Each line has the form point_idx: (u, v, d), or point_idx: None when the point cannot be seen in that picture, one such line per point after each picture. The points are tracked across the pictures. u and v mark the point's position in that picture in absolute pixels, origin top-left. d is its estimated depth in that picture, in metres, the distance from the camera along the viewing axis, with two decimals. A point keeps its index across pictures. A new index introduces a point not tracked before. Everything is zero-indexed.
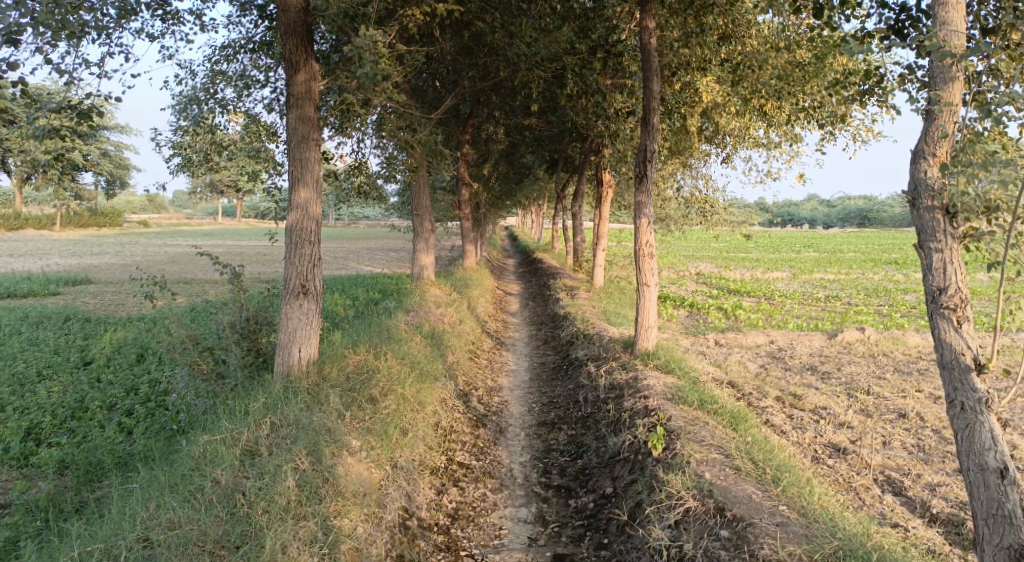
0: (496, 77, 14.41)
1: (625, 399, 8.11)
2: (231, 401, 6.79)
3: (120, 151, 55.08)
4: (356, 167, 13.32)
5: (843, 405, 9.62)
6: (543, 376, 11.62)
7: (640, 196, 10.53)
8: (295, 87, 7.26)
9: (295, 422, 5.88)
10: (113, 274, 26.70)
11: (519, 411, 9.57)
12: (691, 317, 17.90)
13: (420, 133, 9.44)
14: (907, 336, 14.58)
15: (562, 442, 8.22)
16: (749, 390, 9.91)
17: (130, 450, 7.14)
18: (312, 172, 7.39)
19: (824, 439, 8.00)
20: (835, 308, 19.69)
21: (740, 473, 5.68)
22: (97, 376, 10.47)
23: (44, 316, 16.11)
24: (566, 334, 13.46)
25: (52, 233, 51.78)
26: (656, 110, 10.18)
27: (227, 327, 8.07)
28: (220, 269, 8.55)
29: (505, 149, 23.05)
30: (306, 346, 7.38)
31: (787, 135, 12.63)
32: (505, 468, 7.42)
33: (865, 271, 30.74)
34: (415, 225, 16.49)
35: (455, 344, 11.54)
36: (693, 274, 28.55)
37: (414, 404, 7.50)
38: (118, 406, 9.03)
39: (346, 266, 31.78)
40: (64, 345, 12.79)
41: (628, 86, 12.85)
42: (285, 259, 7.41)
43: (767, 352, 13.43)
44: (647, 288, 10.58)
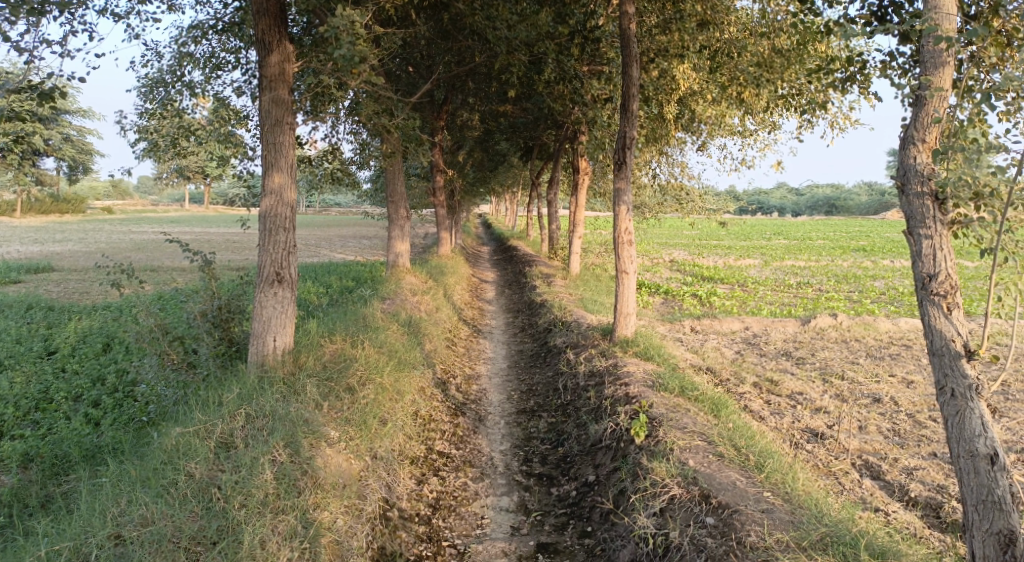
0: (473, 62, 14.22)
1: (605, 386, 8.07)
2: (204, 391, 6.59)
3: (82, 136, 53.66)
4: (329, 152, 13.07)
5: (819, 390, 9.71)
6: (521, 363, 11.56)
7: (619, 183, 10.46)
8: (269, 68, 7.02)
9: (271, 413, 5.72)
10: (77, 262, 26.00)
11: (498, 399, 9.50)
12: (666, 304, 17.96)
13: (397, 117, 9.25)
14: (878, 322, 14.79)
15: (542, 430, 8.16)
16: (727, 376, 9.96)
17: (98, 443, 6.92)
18: (286, 157, 7.18)
19: (802, 424, 8.06)
20: (807, 294, 19.91)
21: (723, 459, 5.67)
22: (61, 366, 10.16)
23: (5, 305, 15.61)
24: (543, 321, 13.40)
25: (12, 219, 50.33)
26: (635, 95, 10.11)
27: (198, 316, 7.84)
28: (190, 257, 8.27)
29: (480, 135, 22.86)
30: (281, 336, 7.20)
31: (764, 123, 12.65)
32: (485, 456, 7.34)
33: (835, 258, 31.17)
34: (390, 212, 16.27)
35: (432, 332, 11.41)
36: (667, 262, 28.69)
37: (393, 394, 7.38)
38: (84, 397, 8.76)
39: (318, 253, 31.35)
40: (26, 335, 12.39)
41: (605, 72, 12.76)
42: (259, 246, 7.20)
43: (742, 339, 13.52)
44: (625, 275, 10.54)
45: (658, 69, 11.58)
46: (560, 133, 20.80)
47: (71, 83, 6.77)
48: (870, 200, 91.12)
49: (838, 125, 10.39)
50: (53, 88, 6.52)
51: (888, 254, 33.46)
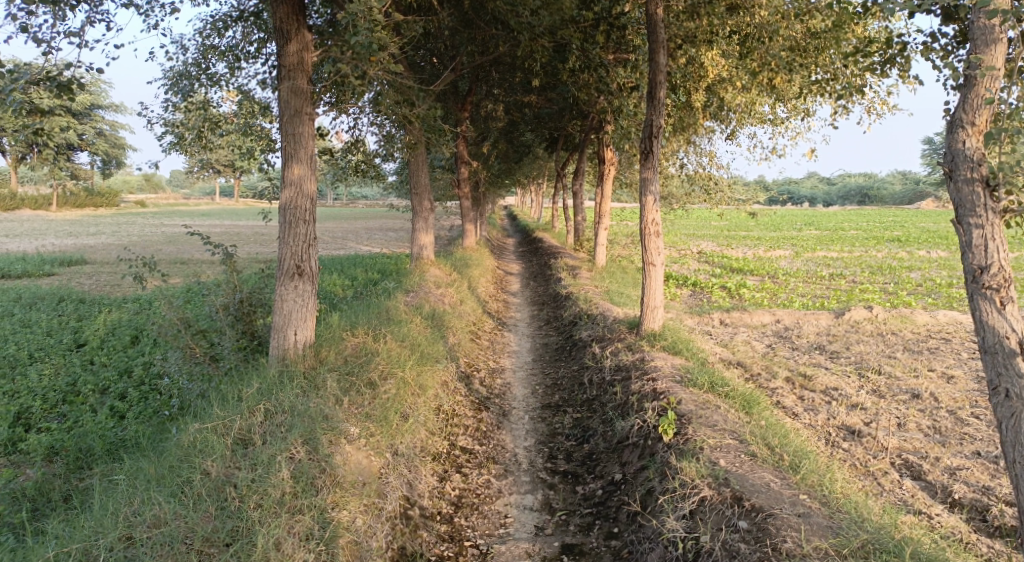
0: (496, 51, 14.03)
1: (632, 381, 7.86)
2: (224, 386, 6.53)
3: (114, 130, 54.58)
4: (352, 145, 12.98)
5: (854, 385, 9.39)
6: (547, 357, 11.37)
7: (646, 172, 10.20)
8: (287, 58, 6.91)
9: (289, 409, 5.62)
10: (109, 255, 26.36)
11: (522, 393, 9.33)
12: (694, 296, 17.64)
13: (419, 107, 9.10)
14: (915, 314, 14.33)
15: (567, 425, 7.98)
16: (758, 370, 9.70)
17: (121, 436, 6.90)
18: (305, 148, 7.07)
19: (838, 422, 7.78)
20: (840, 286, 19.41)
21: (756, 459, 5.43)
22: (90, 359, 10.23)
23: (38, 297, 15.85)
24: (569, 314, 13.20)
25: (48, 213, 51.46)
26: (663, 83, 9.83)
27: (220, 309, 7.77)
28: (212, 250, 8.19)
29: (504, 126, 22.66)
30: (302, 329, 7.11)
31: (796, 110, 12.26)
32: (508, 452, 7.19)
33: (868, 249, 30.49)
34: (414, 204, 16.16)
35: (456, 326, 11.29)
36: (695, 253, 28.25)
37: (415, 388, 7.27)
38: (111, 390, 8.80)
39: (344, 246, 31.48)
40: (57, 327, 12.53)
41: (631, 60, 12.48)
42: (279, 238, 7.11)
43: (773, 332, 13.18)
44: (653, 267, 10.28)
45: (686, 55, 11.27)
46: (585, 123, 20.51)
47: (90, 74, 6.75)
48: (904, 190, 89.14)
49: (875, 110, 10.01)
50: (72, 79, 6.52)
51: (923, 245, 32.62)
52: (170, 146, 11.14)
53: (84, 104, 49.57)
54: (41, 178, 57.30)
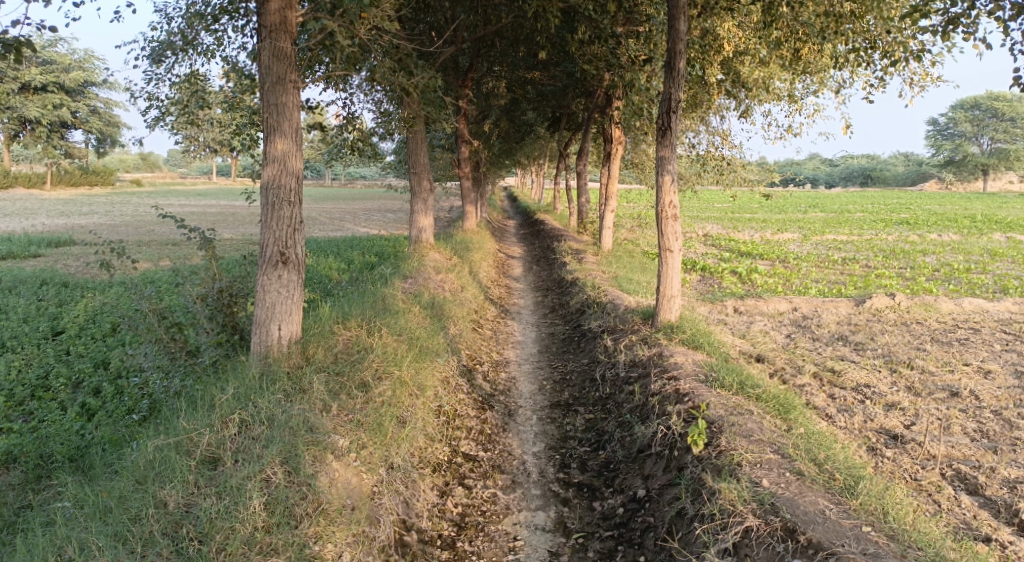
0: (500, 22, 13.24)
1: (651, 380, 7.17)
2: (198, 388, 5.81)
3: (109, 109, 53.26)
4: (346, 122, 12.16)
5: (887, 382, 8.68)
6: (553, 348, 10.67)
7: (662, 150, 9.30)
8: (269, 16, 6.11)
9: (268, 420, 4.91)
10: (98, 236, 25.46)
11: (529, 390, 8.62)
12: (704, 282, 16.89)
13: (416, 77, 8.31)
14: (940, 302, 13.64)
15: (579, 428, 7.28)
16: (782, 364, 8.98)
17: (86, 441, 6.18)
18: (290, 120, 6.29)
19: (876, 425, 7.10)
20: (855, 271, 18.67)
21: (804, 478, 4.80)
22: (66, 348, 9.48)
23: (20, 281, 15.03)
24: (575, 301, 12.48)
25: (42, 192, 50.51)
26: (682, 53, 9.01)
27: (196, 300, 6.94)
28: (188, 234, 7.38)
29: (506, 104, 21.76)
30: (287, 324, 6.38)
31: (817, 84, 11.49)
32: (516, 460, 6.47)
33: (878, 231, 29.75)
34: (413, 184, 15.35)
35: (457, 315, 10.54)
36: (702, 236, 27.42)
37: (413, 389, 6.59)
38: (85, 384, 8.05)
39: (343, 227, 30.71)
40: (34, 313, 11.78)
41: (642, 32, 11.61)
42: (261, 222, 6.35)
43: (791, 321, 12.47)
44: (670, 253, 9.43)
45: (702, 28, 10.40)
46: (590, 101, 19.66)
47: (42, 34, 5.78)
48: (908, 172, 88.21)
49: (916, 82, 9.44)
50: (19, 38, 5.52)
51: (933, 227, 31.92)
52: (155, 120, 10.35)
53: (77, 81, 48.52)
54: (34, 155, 56.32)
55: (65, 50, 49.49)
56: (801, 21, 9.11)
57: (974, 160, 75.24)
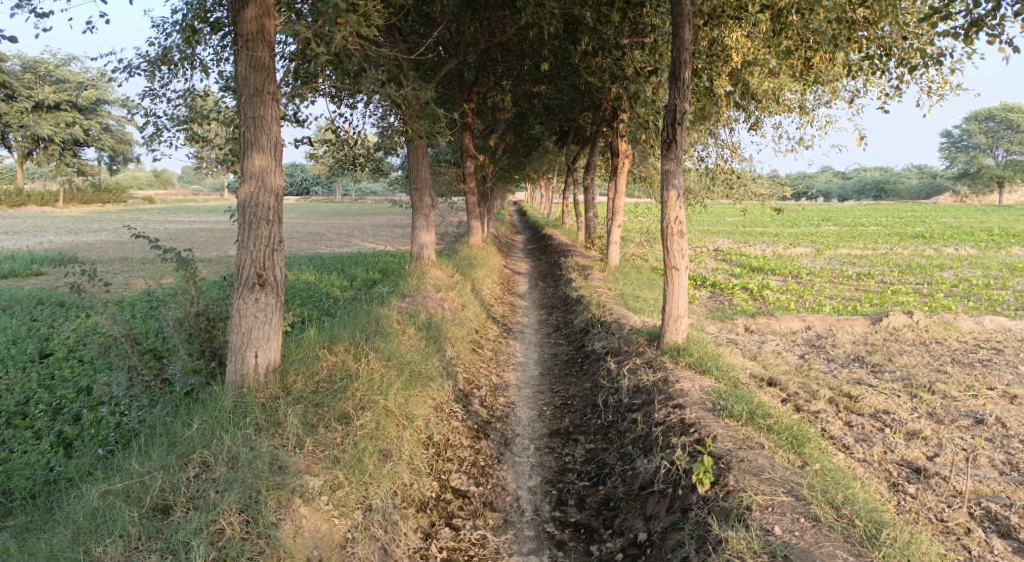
0: (503, 35, 13.01)
1: (655, 408, 6.73)
2: (168, 421, 5.48)
3: (121, 126, 53.48)
4: (343, 138, 11.87)
5: (907, 408, 8.18)
6: (555, 370, 10.23)
7: (667, 164, 8.88)
8: (245, 25, 5.82)
9: (232, 460, 4.71)
10: (104, 253, 25.32)
11: (528, 416, 8.17)
12: (714, 299, 16.40)
13: (407, 89, 8.00)
14: (960, 320, 13.09)
15: (579, 459, 6.85)
16: (795, 389, 8.50)
17: (54, 475, 5.86)
18: (268, 134, 5.97)
19: (896, 457, 6.62)
20: (870, 287, 18.11)
21: (820, 525, 4.40)
22: (50, 372, 9.07)
23: (16, 300, 14.74)
24: (580, 320, 12.04)
25: (55, 209, 50.71)
26: (687, 63, 8.62)
27: (173, 324, 6.63)
28: (165, 254, 7.05)
29: (512, 119, 21.47)
30: (264, 351, 6.01)
31: (829, 95, 11.08)
32: (509, 496, 6.04)
33: (892, 246, 29.07)
34: (414, 200, 15.02)
35: (456, 335, 10.15)
36: (713, 251, 26.90)
37: (400, 419, 6.22)
38: (64, 410, 7.71)
39: (350, 243, 30.43)
40: (24, 333, 11.43)
41: (648, 42, 11.11)
42: (238, 242, 6.00)
43: (804, 341, 11.97)
44: (676, 271, 8.99)
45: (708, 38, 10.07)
46: (597, 115, 19.32)
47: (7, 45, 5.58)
48: (921, 185, 87.30)
49: (934, 92, 9.02)
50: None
51: (949, 242, 31.19)
52: (150, 138, 10.16)
53: (90, 99, 48.76)
54: (47, 172, 56.55)
55: (80, 70, 49.89)
56: (811, 29, 8.72)
57: (989, 172, 74.19)
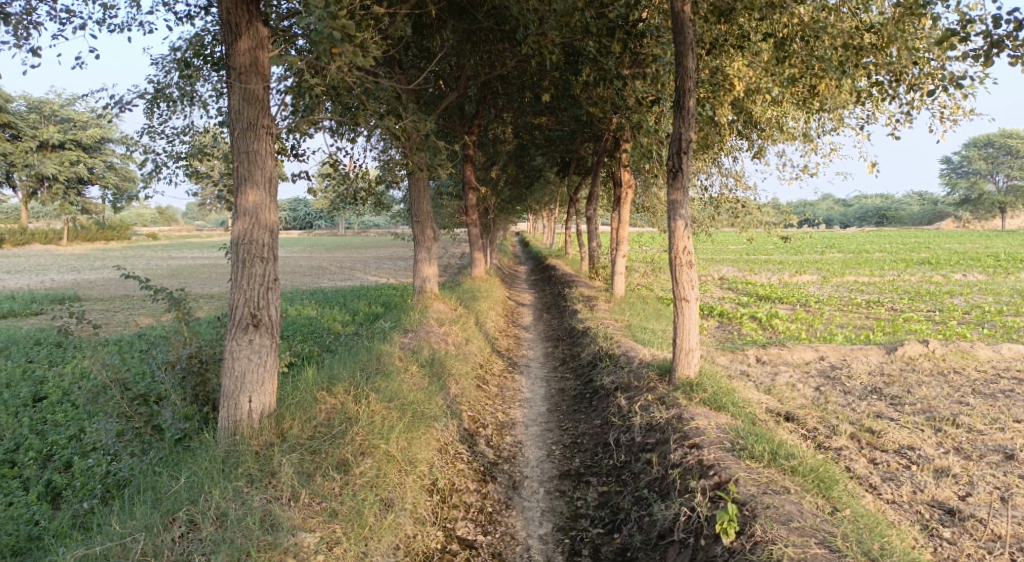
0: (504, 67, 12.92)
1: (669, 448, 6.39)
2: (158, 472, 5.26)
3: (125, 163, 53.71)
4: (343, 171, 11.71)
5: (932, 443, 7.81)
6: (563, 407, 9.89)
7: (674, 194, 8.64)
8: (238, 57, 5.67)
9: (219, 518, 4.59)
10: (105, 291, 25.07)
11: (536, 456, 7.83)
12: (722, 329, 16.07)
13: (407, 121, 7.85)
14: (977, 349, 12.72)
15: (592, 503, 6.50)
16: (814, 425, 8.15)
17: (39, 530, 5.55)
18: (262, 169, 5.78)
19: (927, 498, 6.25)
20: (881, 315, 17.77)
21: None
22: (42, 417, 8.74)
23: (13, 341, 14.43)
24: (587, 353, 11.73)
25: (58, 248, 50.72)
26: (692, 90, 8.43)
27: (164, 367, 6.40)
28: (157, 295, 6.84)
29: (514, 150, 21.39)
30: (258, 395, 5.73)
31: (835, 122, 10.92)
32: (519, 547, 5.69)
33: (899, 272, 28.76)
34: (416, 233, 14.81)
35: (460, 371, 9.83)
36: (718, 280, 26.61)
37: (403, 464, 5.93)
38: (54, 457, 7.38)
39: (353, 276, 30.16)
40: (18, 376, 11.10)
41: (650, 72, 10.63)
42: (231, 281, 5.75)
43: (819, 372, 11.61)
44: (686, 303, 8.67)
45: (712, 66, 9.92)
46: (598, 145, 19.24)
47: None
48: (923, 211, 87.28)
49: (946, 116, 8.85)
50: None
51: (957, 268, 30.82)
52: (149, 176, 10.02)
53: (94, 137, 48.99)
54: (51, 212, 56.78)
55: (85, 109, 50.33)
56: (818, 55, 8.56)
57: (990, 198, 74.18)
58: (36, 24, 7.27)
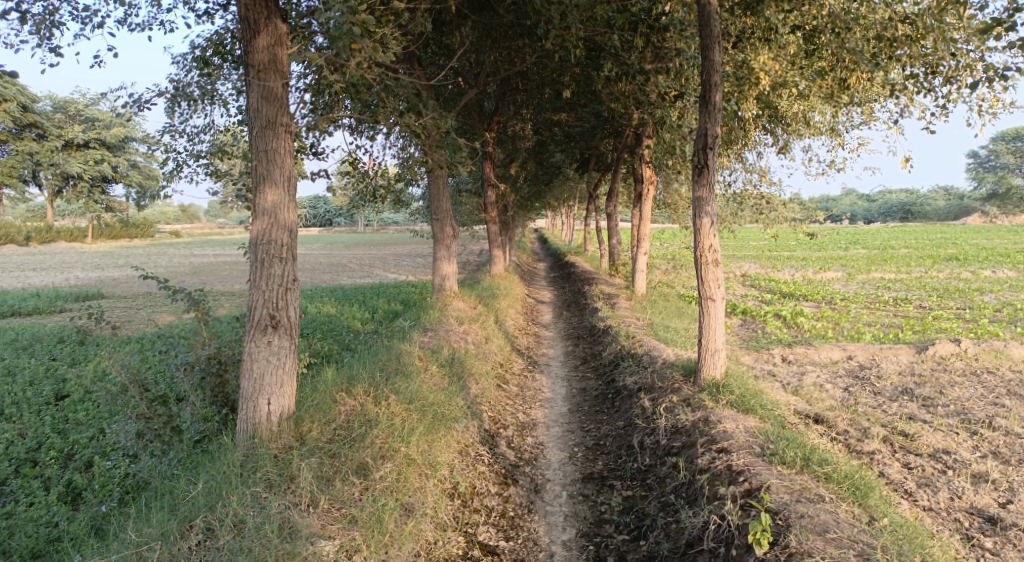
0: (524, 63, 12.75)
1: (696, 452, 6.22)
2: (177, 477, 5.22)
3: (148, 162, 54.26)
4: (362, 169, 11.63)
5: (968, 447, 7.54)
6: (585, 407, 9.72)
7: (699, 190, 8.41)
8: (256, 54, 5.58)
9: (237, 526, 4.57)
10: (128, 288, 25.26)
11: (559, 458, 7.68)
12: (746, 327, 15.79)
13: (426, 117, 7.73)
14: (1011, 348, 12.35)
15: (616, 508, 6.34)
16: (844, 427, 7.92)
17: (59, 532, 5.52)
18: (280, 167, 5.68)
19: (965, 505, 6.01)
20: (909, 312, 17.37)
21: None
22: (64, 415, 8.74)
23: (37, 339, 14.54)
24: (608, 352, 11.55)
25: (83, 245, 51.37)
26: (718, 84, 8.21)
27: (183, 368, 6.36)
28: (177, 296, 6.79)
29: (533, 147, 21.23)
30: (277, 397, 5.65)
31: (864, 115, 10.64)
32: (542, 553, 5.56)
33: (926, 269, 28.18)
34: (435, 231, 14.71)
35: (480, 371, 9.70)
36: (740, 277, 26.25)
37: (423, 468, 5.84)
38: (75, 456, 7.36)
39: (372, 274, 30.17)
40: (41, 374, 11.15)
41: (672, 67, 10.30)
42: (249, 281, 5.66)
43: (846, 372, 11.34)
44: (712, 302, 8.46)
45: (737, 60, 9.68)
46: (619, 141, 19.02)
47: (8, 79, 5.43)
48: (949, 206, 85.75)
49: (983, 110, 8.55)
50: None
51: (986, 264, 30.17)
52: (171, 175, 10.02)
53: (118, 136, 49.49)
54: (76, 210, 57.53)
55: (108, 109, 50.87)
56: (849, 47, 8.29)
57: (1018, 192, 72.68)
58: (59, 24, 7.26)
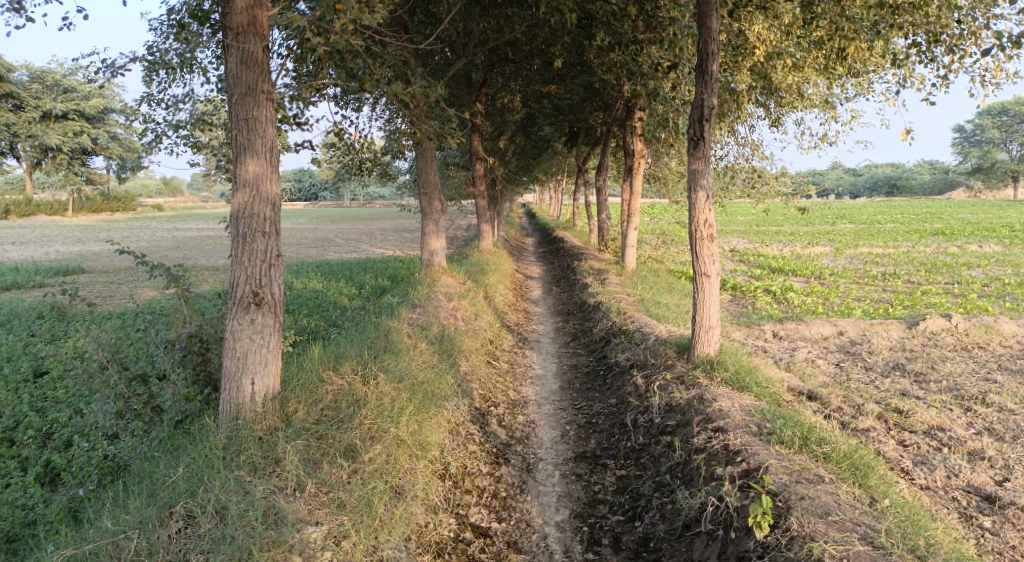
0: (513, 32, 12.41)
1: (691, 431, 6.11)
2: (157, 461, 5.04)
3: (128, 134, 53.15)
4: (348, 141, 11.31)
5: (963, 423, 7.48)
6: (576, 384, 9.59)
7: (695, 164, 8.18)
8: (235, 17, 5.30)
9: (220, 512, 4.41)
10: (110, 262, 24.76)
11: (551, 437, 7.55)
12: (736, 302, 15.71)
13: (414, 86, 7.45)
14: (1001, 323, 12.34)
15: (610, 487, 6.24)
16: (839, 405, 7.83)
17: (35, 517, 5.33)
18: (262, 137, 5.43)
19: (962, 483, 5.95)
20: (899, 287, 17.35)
21: None
22: (42, 393, 8.49)
23: (15, 315, 14.17)
24: (599, 328, 11.40)
25: (64, 219, 50.46)
26: (715, 54, 7.96)
27: (163, 347, 6.15)
28: (155, 272, 6.55)
29: (522, 120, 20.88)
30: (261, 377, 5.46)
31: (860, 87, 10.44)
32: (536, 534, 5.45)
33: (913, 243, 28.24)
34: (423, 204, 14.44)
35: (470, 348, 9.53)
36: (729, 252, 26.16)
37: (413, 449, 5.70)
38: (53, 436, 7.14)
39: (359, 248, 29.83)
40: (19, 351, 10.86)
41: (666, 37, 9.88)
42: (231, 257, 5.42)
43: (838, 347, 11.27)
44: (706, 279, 8.30)
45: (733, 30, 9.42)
46: (609, 114, 18.73)
47: None
48: (934, 181, 86.14)
49: (985, 80, 8.36)
50: None
51: (972, 239, 30.29)
52: (149, 147, 9.67)
53: (96, 107, 48.33)
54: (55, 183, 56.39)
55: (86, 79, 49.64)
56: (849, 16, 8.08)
57: (1003, 167, 73.09)
58: None
